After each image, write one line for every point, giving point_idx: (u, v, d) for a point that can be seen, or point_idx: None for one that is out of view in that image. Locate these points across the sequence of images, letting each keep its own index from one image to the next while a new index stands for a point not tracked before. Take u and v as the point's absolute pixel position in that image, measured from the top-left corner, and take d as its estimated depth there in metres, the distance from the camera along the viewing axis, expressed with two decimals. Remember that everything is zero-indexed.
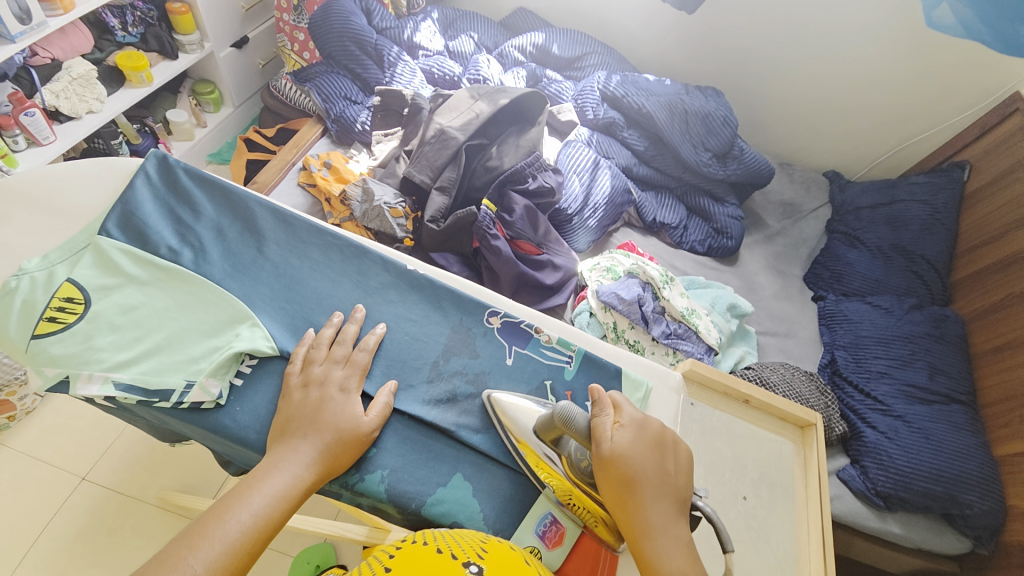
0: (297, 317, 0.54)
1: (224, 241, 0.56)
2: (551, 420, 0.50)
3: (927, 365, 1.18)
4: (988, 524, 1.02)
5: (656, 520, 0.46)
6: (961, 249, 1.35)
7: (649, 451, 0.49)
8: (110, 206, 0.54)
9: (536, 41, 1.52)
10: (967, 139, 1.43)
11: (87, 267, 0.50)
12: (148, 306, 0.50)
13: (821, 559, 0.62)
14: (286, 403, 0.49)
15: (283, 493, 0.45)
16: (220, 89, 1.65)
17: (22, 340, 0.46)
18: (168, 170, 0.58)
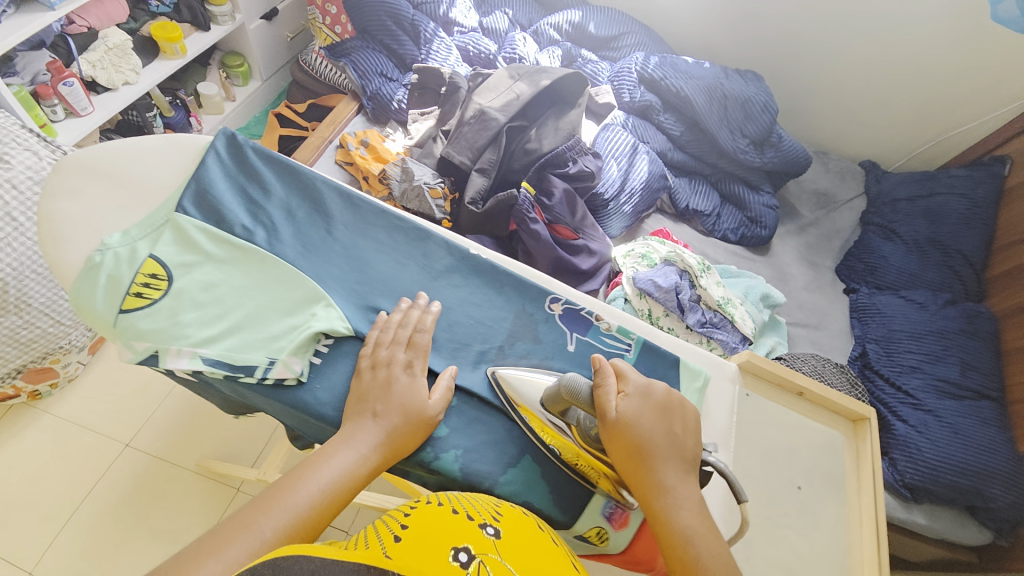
0: (366, 298, 0.55)
1: (294, 220, 0.56)
2: (557, 394, 0.50)
3: (959, 361, 1.17)
4: (1010, 518, 1.03)
5: (667, 481, 0.47)
6: (998, 245, 1.33)
7: (656, 415, 0.50)
8: (184, 182, 0.55)
9: (572, 20, 1.48)
10: (1011, 130, 1.38)
11: (168, 244, 0.51)
12: (227, 284, 0.51)
13: (875, 547, 0.64)
14: (354, 385, 0.50)
15: (349, 471, 0.46)
16: (249, 62, 1.64)
17: (111, 315, 0.48)
18: (237, 148, 0.59)
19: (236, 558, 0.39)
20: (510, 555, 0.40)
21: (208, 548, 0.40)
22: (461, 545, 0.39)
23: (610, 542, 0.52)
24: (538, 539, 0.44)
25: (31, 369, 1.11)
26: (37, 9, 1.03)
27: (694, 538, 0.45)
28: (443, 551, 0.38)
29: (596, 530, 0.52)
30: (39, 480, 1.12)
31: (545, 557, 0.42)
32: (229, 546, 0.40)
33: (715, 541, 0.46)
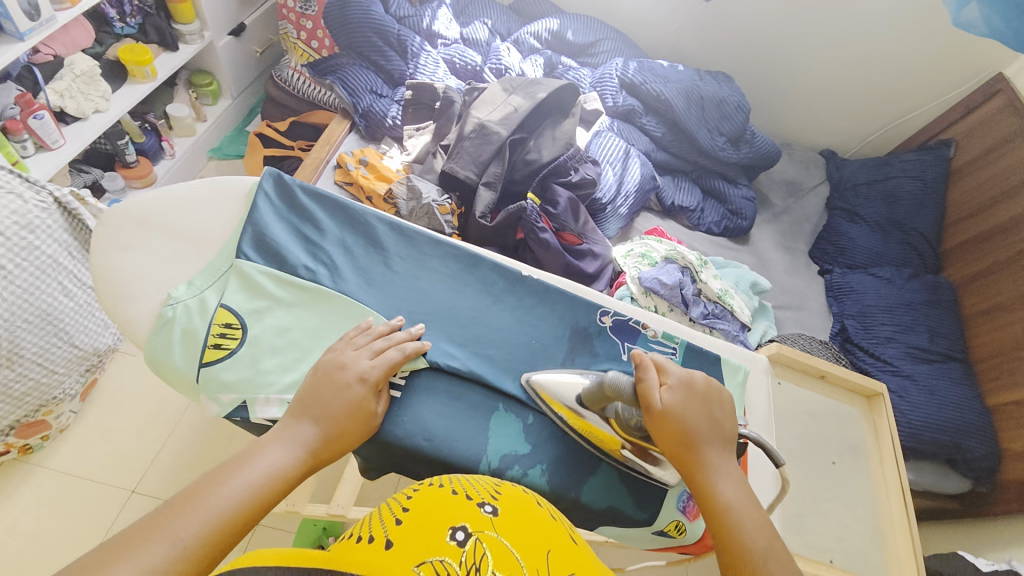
0: (441, 331, 0.60)
1: (352, 256, 0.62)
2: (598, 390, 0.53)
3: (926, 329, 1.31)
4: (986, 466, 1.16)
5: (710, 460, 0.50)
6: (950, 221, 1.48)
7: (698, 401, 0.52)
8: (240, 228, 0.61)
9: (551, 28, 1.52)
10: (951, 117, 1.53)
11: (235, 292, 0.57)
12: (298, 327, 0.57)
13: (903, 505, 0.71)
14: (302, 389, 0.51)
15: (278, 471, 0.47)
16: (218, 80, 1.57)
17: (193, 369, 0.54)
18: (288, 190, 0.64)
19: (149, 563, 0.38)
20: (508, 529, 0.40)
21: (120, 550, 0.38)
22: (458, 524, 0.40)
23: (686, 533, 0.57)
24: (537, 512, 0.44)
25: (22, 425, 1.05)
26: (7, 40, 0.98)
27: (738, 510, 0.48)
28: (439, 532, 0.39)
29: (674, 523, 0.57)
30: (40, 539, 1.05)
31: (544, 530, 0.42)
32: (146, 548, 0.38)
33: (758, 513, 0.49)
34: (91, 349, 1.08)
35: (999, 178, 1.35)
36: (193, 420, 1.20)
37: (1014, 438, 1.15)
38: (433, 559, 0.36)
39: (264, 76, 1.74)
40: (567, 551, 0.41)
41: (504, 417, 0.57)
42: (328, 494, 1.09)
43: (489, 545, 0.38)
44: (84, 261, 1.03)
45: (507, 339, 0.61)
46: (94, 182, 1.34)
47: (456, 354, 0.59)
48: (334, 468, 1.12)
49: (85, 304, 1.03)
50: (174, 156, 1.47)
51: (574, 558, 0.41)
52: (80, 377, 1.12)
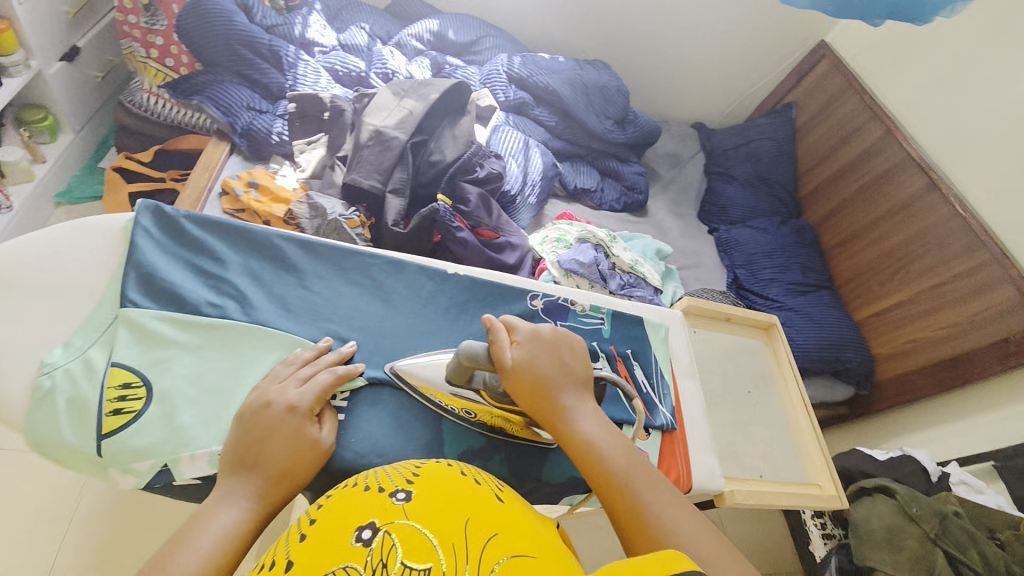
0: (375, 347, 0.59)
1: (262, 283, 0.59)
2: (457, 364, 0.53)
3: (800, 266, 1.53)
4: (862, 372, 1.39)
5: (565, 403, 0.52)
6: (802, 171, 1.73)
7: (547, 351, 0.54)
8: (122, 273, 0.55)
9: (432, 28, 1.51)
10: (790, 83, 1.79)
11: (127, 346, 0.52)
12: (213, 370, 0.53)
13: (806, 413, 0.83)
14: (238, 436, 0.47)
15: (230, 529, 0.42)
16: (55, 114, 1.36)
17: (91, 442, 0.48)
18: (171, 222, 0.59)
19: None
20: (421, 513, 0.39)
21: None
22: (365, 523, 0.38)
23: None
24: (461, 484, 0.44)
25: None
26: None
27: (597, 440, 0.50)
28: (343, 537, 0.37)
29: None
30: None
31: (464, 501, 0.41)
32: None
33: (617, 435, 0.51)
34: None
35: (835, 130, 1.61)
36: (92, 510, 1.02)
37: (882, 343, 1.39)
38: (337, 568, 0.35)
39: (112, 103, 1.54)
40: (491, 517, 0.40)
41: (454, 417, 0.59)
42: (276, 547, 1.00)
43: (398, 535, 0.36)
44: None
45: (443, 339, 0.62)
46: None
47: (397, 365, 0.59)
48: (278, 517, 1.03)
49: None
50: (11, 208, 1.24)
51: (501, 522, 0.40)
52: None
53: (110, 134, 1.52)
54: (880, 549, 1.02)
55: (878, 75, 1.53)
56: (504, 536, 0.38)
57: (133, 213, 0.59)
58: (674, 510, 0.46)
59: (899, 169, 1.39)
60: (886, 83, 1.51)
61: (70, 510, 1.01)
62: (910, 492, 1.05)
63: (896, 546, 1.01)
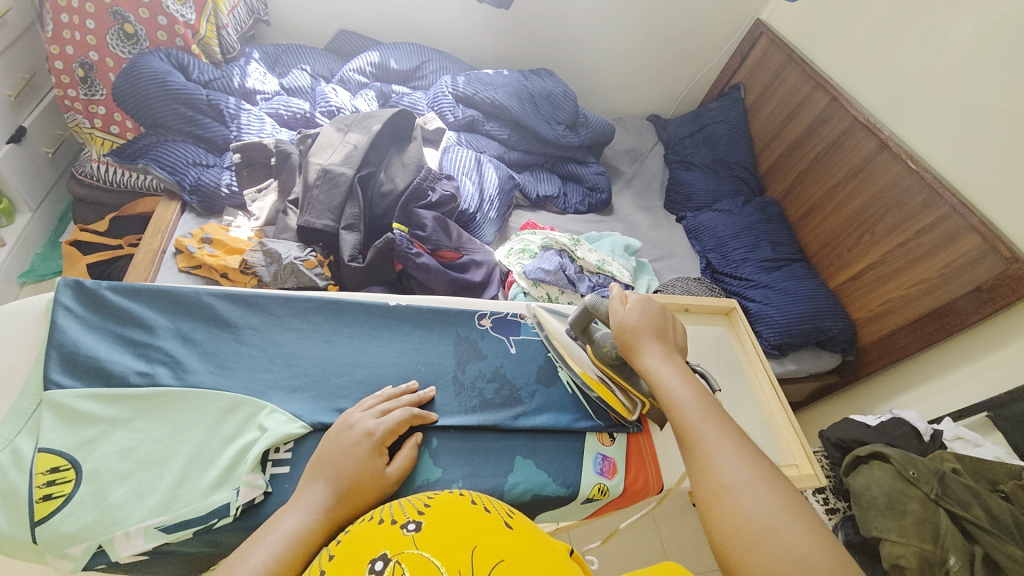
0: (319, 395, 0.60)
1: (195, 344, 0.60)
2: (583, 313, 0.66)
3: (769, 242, 1.52)
4: (847, 338, 1.38)
5: (654, 352, 0.59)
6: (758, 148, 1.75)
7: (655, 315, 0.62)
8: (43, 355, 0.55)
9: (373, 61, 1.53)
10: (734, 65, 1.83)
11: (53, 429, 0.51)
12: (146, 441, 0.53)
13: (774, 392, 0.84)
14: (316, 457, 0.52)
15: (297, 537, 0.45)
16: (9, 196, 1.36)
17: (23, 532, 0.47)
18: (91, 296, 0.59)
19: None
20: (431, 542, 0.39)
21: None
22: (377, 555, 0.39)
23: (610, 491, 0.63)
24: (471, 512, 0.44)
25: None
26: None
27: (673, 384, 0.56)
28: (357, 570, 0.37)
29: (597, 486, 0.62)
30: None
31: (472, 528, 0.41)
32: None
33: (696, 384, 0.56)
34: None
35: (783, 104, 1.63)
36: None
37: (860, 306, 1.38)
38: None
39: (65, 177, 1.54)
40: (498, 543, 0.40)
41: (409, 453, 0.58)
42: None
43: (409, 563, 0.37)
44: None
45: (389, 372, 0.63)
46: None
47: (343, 406, 0.60)
48: None
49: None
50: None
51: (508, 546, 0.40)
52: None
53: (68, 208, 1.52)
54: (884, 517, 1.00)
55: (814, 47, 1.57)
56: (512, 561, 0.38)
57: (52, 292, 0.59)
58: (728, 440, 0.50)
59: (849, 134, 1.41)
60: (823, 55, 1.55)
61: None
62: (903, 454, 1.04)
63: (899, 511, 0.99)
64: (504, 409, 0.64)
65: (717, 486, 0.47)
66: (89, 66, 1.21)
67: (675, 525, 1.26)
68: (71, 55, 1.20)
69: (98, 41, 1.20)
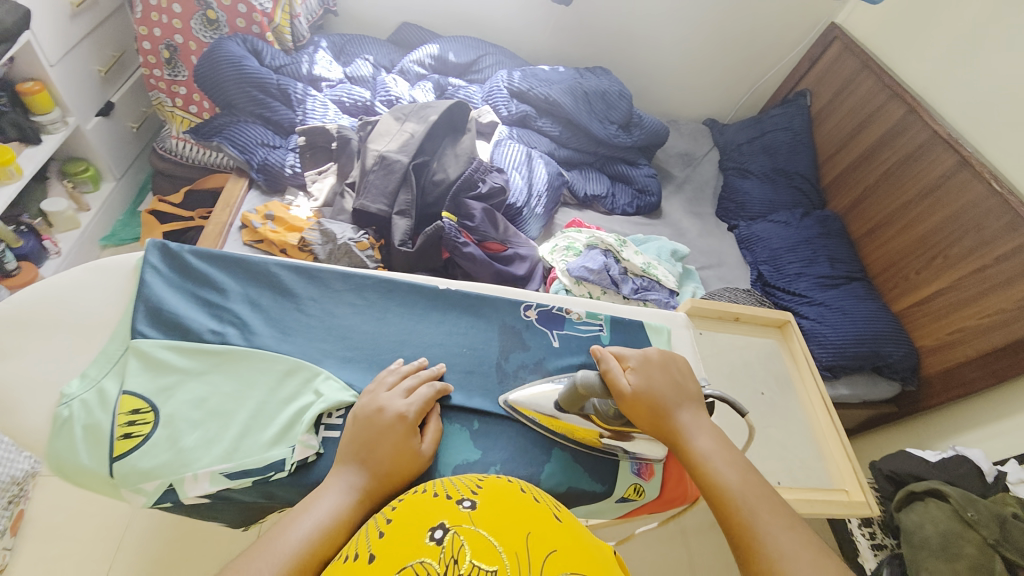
0: (369, 368, 0.62)
1: (262, 309, 0.64)
2: (572, 393, 0.59)
3: (827, 258, 1.45)
4: (907, 366, 1.29)
5: (681, 423, 0.56)
6: (822, 158, 1.66)
7: (663, 376, 0.59)
8: (132, 307, 0.60)
9: (433, 53, 1.56)
10: (801, 71, 1.73)
11: (137, 373, 0.56)
12: (215, 394, 0.57)
13: (827, 412, 0.81)
14: (348, 435, 0.53)
15: (338, 513, 0.48)
16: (96, 165, 1.48)
17: (104, 465, 0.52)
18: (175, 257, 0.64)
19: None
20: (487, 520, 0.40)
21: None
22: (437, 524, 0.40)
23: (646, 493, 0.63)
24: (521, 498, 0.45)
25: None
26: None
27: (713, 461, 0.54)
28: (417, 536, 0.39)
29: (633, 486, 0.62)
30: None
31: (526, 514, 0.42)
32: None
33: (731, 457, 0.54)
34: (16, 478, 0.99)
35: (854, 113, 1.54)
36: None
37: (925, 334, 1.29)
38: (413, 563, 0.36)
39: (146, 151, 1.66)
40: (550, 531, 0.41)
41: (449, 430, 0.60)
42: None
43: (466, 537, 0.38)
44: None
45: (435, 353, 0.65)
46: None
47: None
48: None
49: None
50: (60, 254, 1.36)
51: (560, 536, 0.41)
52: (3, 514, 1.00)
53: (147, 179, 1.65)
54: (935, 559, 0.94)
55: (893, 53, 1.47)
56: (565, 551, 0.39)
57: (141, 252, 0.65)
58: (789, 533, 0.48)
59: (926, 149, 1.32)
60: (903, 63, 1.44)
61: None
62: (964, 494, 0.96)
63: (952, 554, 0.93)
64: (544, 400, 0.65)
65: None
66: (174, 49, 1.30)
67: (705, 540, 1.22)
68: (158, 37, 1.29)
69: (184, 25, 1.28)
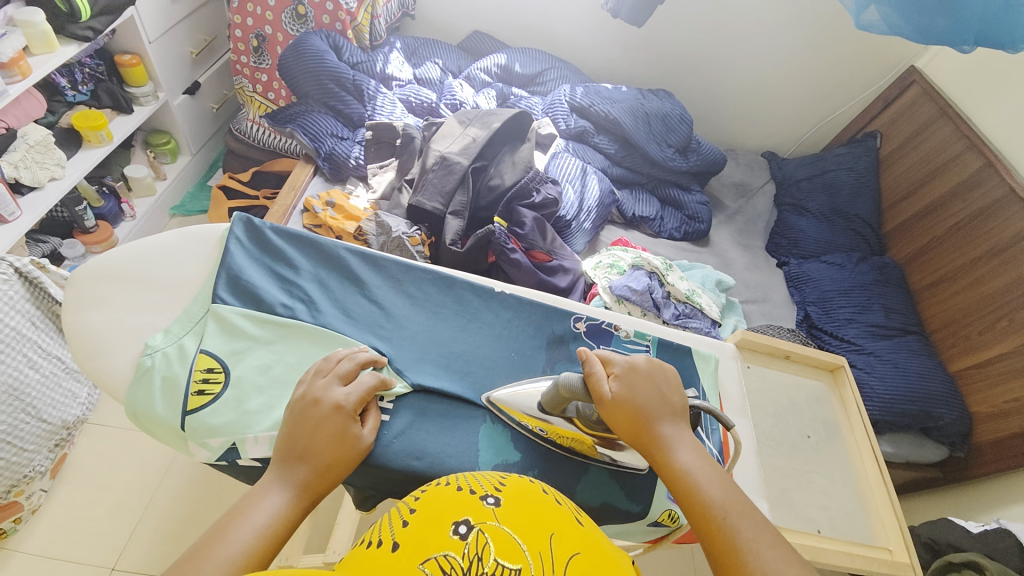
0: (420, 359, 0.64)
1: (329, 289, 0.67)
2: (555, 395, 0.57)
3: (882, 307, 1.38)
4: (959, 432, 1.22)
5: (662, 435, 0.55)
6: (886, 204, 1.60)
7: (649, 384, 0.57)
8: (215, 274, 0.65)
9: (500, 62, 1.60)
10: (874, 111, 1.67)
11: (214, 335, 0.60)
12: (281, 363, 0.60)
13: (875, 465, 0.78)
14: (289, 420, 0.53)
15: (277, 512, 0.48)
16: (176, 138, 1.59)
17: (176, 415, 0.56)
18: (256, 231, 0.68)
19: None
20: (511, 519, 0.41)
21: None
22: (461, 519, 0.40)
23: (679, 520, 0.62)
24: (544, 500, 0.45)
25: None
26: None
27: (696, 475, 0.53)
28: (441, 530, 0.39)
29: (668, 512, 0.61)
30: None
31: (550, 515, 0.42)
32: None
33: (714, 471, 0.53)
34: (60, 422, 1.08)
35: (925, 161, 1.48)
36: (172, 488, 1.15)
37: (981, 400, 1.21)
38: (437, 555, 0.37)
39: (222, 130, 1.77)
40: (573, 535, 0.41)
41: (492, 429, 0.61)
42: (323, 542, 1.07)
43: (492, 535, 0.38)
44: (48, 331, 1.04)
45: (484, 352, 0.67)
46: (53, 251, 1.31)
47: (441, 374, 0.64)
48: (327, 513, 1.10)
49: (50, 374, 1.04)
50: (135, 217, 1.47)
51: (584, 542, 0.41)
52: (49, 452, 1.09)
53: (219, 156, 1.75)
54: None
55: (975, 102, 1.40)
56: (588, 556, 0.39)
57: (227, 223, 0.69)
58: (772, 551, 0.47)
59: (1001, 206, 1.25)
60: (986, 113, 1.37)
61: (155, 485, 1.16)
62: (1001, 568, 0.90)
63: None
64: None
65: None
66: (263, 39, 1.39)
67: None
68: (250, 26, 1.38)
69: (275, 18, 1.37)
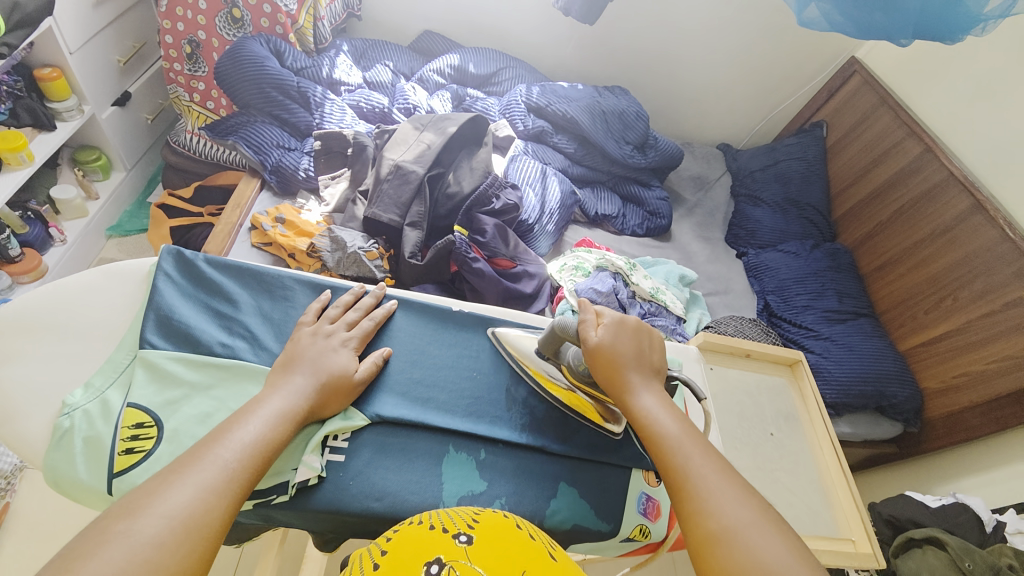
0: (377, 389, 0.61)
1: (272, 322, 0.63)
2: (551, 336, 0.62)
3: (836, 292, 1.44)
4: (911, 408, 1.29)
5: (633, 381, 0.56)
6: (835, 190, 1.66)
7: (631, 336, 0.58)
8: (143, 315, 0.60)
9: (453, 63, 1.56)
10: (818, 102, 1.73)
11: (143, 385, 0.56)
12: (222, 409, 0.56)
13: (835, 456, 0.81)
14: (293, 346, 0.58)
15: (266, 430, 0.49)
16: (107, 154, 1.48)
17: (102, 480, 0.51)
18: (188, 264, 0.64)
19: (168, 513, 0.40)
20: (483, 557, 0.39)
21: (133, 508, 0.40)
22: (432, 558, 0.38)
23: (650, 534, 0.62)
24: (518, 536, 0.43)
25: None
26: None
27: (656, 414, 0.54)
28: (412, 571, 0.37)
29: (639, 528, 0.61)
30: None
31: (522, 552, 0.40)
32: (155, 503, 0.40)
33: (677, 413, 0.54)
34: None
35: (868, 149, 1.54)
36: None
37: (931, 376, 1.28)
38: None
39: (160, 143, 1.66)
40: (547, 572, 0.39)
41: (456, 458, 0.60)
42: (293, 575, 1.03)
43: None
44: None
45: (445, 376, 0.65)
46: None
47: (402, 403, 0.61)
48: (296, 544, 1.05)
49: None
50: (65, 242, 1.36)
51: None
52: None
53: (157, 171, 1.64)
54: None
55: (913, 90, 1.47)
56: None
57: (156, 257, 0.65)
58: (717, 476, 0.49)
59: (941, 188, 1.31)
60: (921, 101, 1.44)
61: None
62: (961, 543, 0.96)
63: None
64: (552, 430, 0.63)
65: (705, 534, 0.45)
66: (196, 45, 1.31)
67: None
68: (181, 32, 1.29)
69: (208, 22, 1.29)
